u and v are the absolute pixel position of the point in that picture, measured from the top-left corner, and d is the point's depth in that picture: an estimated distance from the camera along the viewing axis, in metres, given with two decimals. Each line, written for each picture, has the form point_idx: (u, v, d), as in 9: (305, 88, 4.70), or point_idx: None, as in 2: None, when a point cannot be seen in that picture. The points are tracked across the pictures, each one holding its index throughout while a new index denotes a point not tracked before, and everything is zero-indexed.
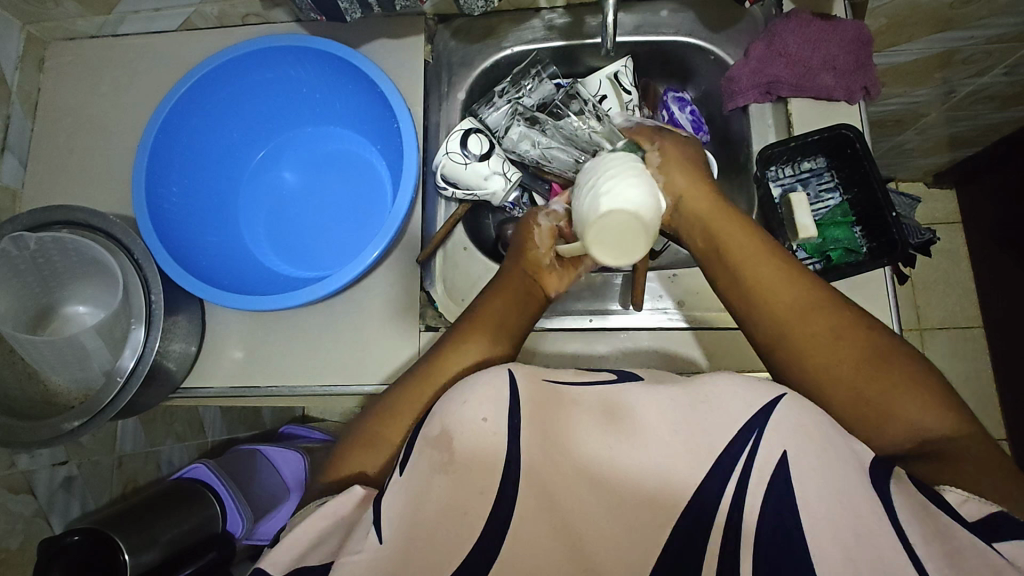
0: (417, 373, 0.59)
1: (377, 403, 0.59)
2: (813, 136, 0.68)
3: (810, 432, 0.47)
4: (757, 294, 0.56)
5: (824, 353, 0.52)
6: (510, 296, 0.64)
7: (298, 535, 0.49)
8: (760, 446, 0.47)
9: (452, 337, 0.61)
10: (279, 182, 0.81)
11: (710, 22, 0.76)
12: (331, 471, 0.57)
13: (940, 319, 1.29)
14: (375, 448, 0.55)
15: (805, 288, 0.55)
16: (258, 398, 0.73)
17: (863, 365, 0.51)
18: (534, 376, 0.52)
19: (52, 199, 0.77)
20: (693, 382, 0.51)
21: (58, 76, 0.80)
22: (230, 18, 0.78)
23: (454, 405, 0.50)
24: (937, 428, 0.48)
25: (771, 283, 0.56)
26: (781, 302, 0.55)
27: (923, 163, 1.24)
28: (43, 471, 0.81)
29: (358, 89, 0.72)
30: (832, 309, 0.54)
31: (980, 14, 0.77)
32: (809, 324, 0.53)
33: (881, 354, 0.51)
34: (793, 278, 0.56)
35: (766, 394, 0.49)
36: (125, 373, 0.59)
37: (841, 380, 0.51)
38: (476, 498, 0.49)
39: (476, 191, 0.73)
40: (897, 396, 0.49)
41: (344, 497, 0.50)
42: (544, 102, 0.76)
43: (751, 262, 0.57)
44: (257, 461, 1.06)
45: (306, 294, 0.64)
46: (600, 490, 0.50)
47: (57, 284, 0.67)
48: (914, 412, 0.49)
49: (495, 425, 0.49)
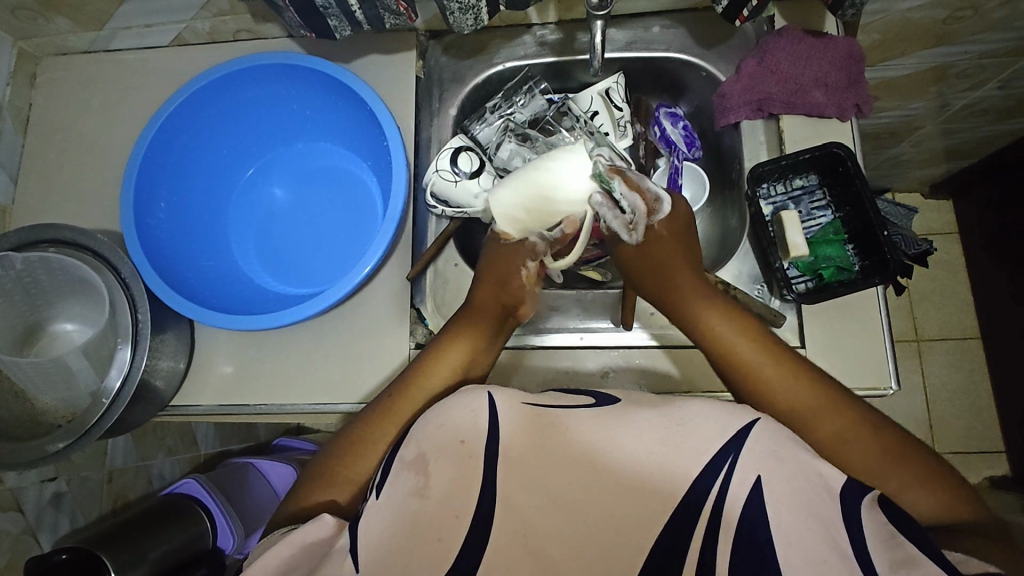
0: (377, 410, 0.58)
1: (342, 436, 0.58)
2: (804, 155, 0.68)
3: (782, 455, 0.47)
4: (765, 393, 0.55)
5: (817, 416, 0.52)
6: (469, 335, 0.62)
7: (273, 549, 0.49)
8: (736, 466, 0.47)
9: (421, 359, 0.61)
10: (269, 199, 0.81)
11: (703, 39, 0.76)
12: (302, 497, 0.55)
13: (938, 330, 1.28)
14: (343, 478, 0.55)
15: (782, 368, 0.55)
16: (246, 416, 0.73)
17: (871, 450, 0.51)
18: (514, 400, 0.52)
19: (40, 216, 0.77)
20: (665, 408, 0.51)
21: (50, 90, 0.80)
22: (221, 34, 0.78)
23: (431, 426, 0.51)
24: (941, 509, 0.49)
25: (764, 370, 0.55)
26: (785, 405, 0.54)
27: (918, 174, 1.24)
28: (31, 487, 0.82)
29: (348, 106, 0.72)
30: (843, 410, 0.52)
31: (975, 28, 0.77)
32: (821, 423, 0.52)
33: (889, 444, 0.51)
34: (787, 371, 0.55)
35: (740, 419, 0.49)
36: (111, 394, 0.59)
37: (861, 469, 0.50)
38: (452, 523, 0.48)
39: (467, 209, 0.72)
40: (911, 479, 0.49)
41: (315, 524, 0.50)
42: (535, 118, 0.75)
43: (731, 347, 0.57)
44: (249, 473, 1.05)
45: (288, 316, 0.63)
46: (576, 511, 0.48)
47: (44, 302, 0.67)
48: (926, 498, 0.49)
49: (472, 447, 0.50)
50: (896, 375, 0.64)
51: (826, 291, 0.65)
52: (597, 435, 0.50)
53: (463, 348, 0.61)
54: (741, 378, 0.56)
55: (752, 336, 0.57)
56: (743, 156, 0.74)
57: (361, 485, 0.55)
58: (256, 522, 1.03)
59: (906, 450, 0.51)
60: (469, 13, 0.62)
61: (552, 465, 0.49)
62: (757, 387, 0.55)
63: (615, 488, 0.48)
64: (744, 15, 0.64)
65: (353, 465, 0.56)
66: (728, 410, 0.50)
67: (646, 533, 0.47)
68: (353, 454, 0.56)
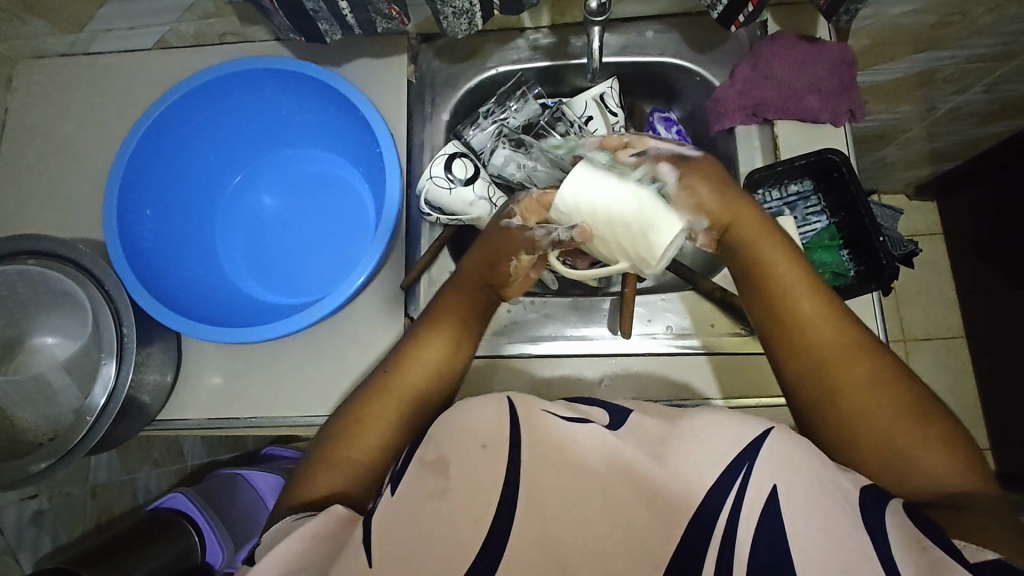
0: (374, 386, 0.58)
1: (335, 418, 0.58)
2: (800, 161, 0.68)
3: (800, 468, 0.46)
4: (801, 329, 0.54)
5: (854, 362, 0.52)
6: (461, 312, 0.61)
7: (282, 545, 0.47)
8: (748, 482, 0.47)
9: (412, 334, 0.60)
10: (258, 207, 0.79)
11: (696, 44, 0.75)
12: (301, 491, 0.53)
13: (924, 330, 1.30)
14: (337, 468, 0.54)
15: (829, 309, 0.54)
16: (235, 429, 0.71)
17: (906, 412, 0.50)
18: (533, 407, 0.51)
19: (17, 225, 0.74)
20: (673, 421, 0.51)
21: (26, 95, 0.77)
22: (207, 36, 0.76)
23: (449, 428, 0.50)
24: (962, 486, 0.47)
25: (807, 305, 0.55)
26: (825, 340, 0.53)
27: (904, 176, 1.25)
28: (12, 505, 0.90)
29: (340, 111, 0.71)
30: (875, 356, 0.52)
31: (961, 34, 0.78)
32: (854, 369, 0.52)
33: (918, 412, 0.50)
34: (831, 307, 0.54)
35: (755, 427, 0.49)
36: (96, 411, 0.57)
37: (882, 428, 0.50)
38: (460, 539, 0.47)
39: (461, 216, 0.71)
40: (930, 453, 0.48)
41: (324, 514, 0.49)
42: (530, 123, 0.75)
43: (779, 284, 0.56)
44: (237, 484, 0.98)
45: (282, 327, 0.62)
46: (587, 520, 0.48)
47: (23, 315, 0.65)
48: (937, 466, 0.48)
49: (492, 453, 0.49)
50: None
51: None
52: (602, 445, 0.49)
53: (448, 330, 0.60)
54: (778, 306, 0.55)
55: (802, 278, 0.56)
56: (737, 161, 0.74)
57: (367, 475, 0.54)
58: (246, 535, 0.98)
59: (939, 421, 0.50)
60: (463, 18, 0.61)
61: (567, 476, 0.49)
62: (794, 323, 0.54)
63: (625, 504, 0.48)
64: (739, 22, 0.64)
65: (347, 452, 0.54)
66: (741, 418, 0.50)
67: (658, 549, 0.47)
68: (351, 439, 0.55)
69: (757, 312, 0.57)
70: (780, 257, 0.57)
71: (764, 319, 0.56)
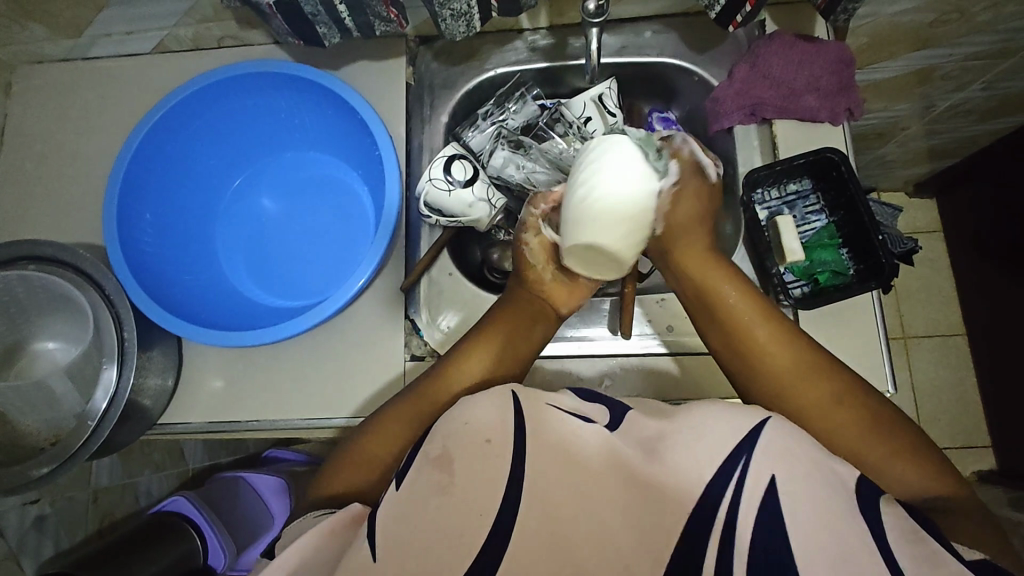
0: (416, 390, 0.58)
1: (368, 418, 0.59)
2: (799, 160, 0.68)
3: (799, 463, 0.46)
4: (756, 356, 0.56)
5: (808, 383, 0.54)
6: (510, 323, 0.63)
7: (293, 545, 0.48)
8: (749, 470, 0.47)
9: (462, 344, 0.62)
10: (257, 210, 0.79)
11: (694, 44, 0.76)
12: (327, 485, 0.56)
13: (925, 328, 1.30)
14: (367, 466, 0.55)
15: (779, 334, 0.57)
16: (236, 432, 0.71)
17: (869, 426, 0.51)
18: (537, 401, 0.51)
19: (17, 231, 0.74)
20: (674, 415, 0.51)
21: (25, 100, 0.77)
22: (205, 40, 0.76)
23: (456, 422, 0.50)
24: (931, 490, 0.50)
25: (761, 332, 0.57)
26: (776, 366, 0.55)
27: (903, 174, 1.25)
28: (13, 511, 0.84)
29: (338, 114, 0.71)
30: (828, 373, 0.54)
31: (959, 31, 0.78)
32: (806, 393, 0.54)
33: (877, 420, 0.52)
34: (781, 332, 0.57)
35: (753, 418, 0.49)
36: (97, 416, 0.57)
37: (847, 444, 0.51)
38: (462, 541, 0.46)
39: (460, 217, 0.71)
40: (896, 460, 0.50)
41: (338, 513, 0.50)
42: (528, 124, 0.76)
43: (737, 312, 0.59)
44: (240, 487, 1.01)
45: (282, 329, 0.62)
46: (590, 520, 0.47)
47: (24, 320, 0.65)
48: (904, 472, 0.50)
49: (500, 446, 0.48)
50: (893, 378, 0.64)
51: (822, 296, 0.65)
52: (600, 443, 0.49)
53: (496, 342, 0.61)
54: (733, 334, 0.58)
55: (758, 304, 0.59)
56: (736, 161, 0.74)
57: (382, 475, 0.56)
58: (250, 537, 1.00)
59: (902, 428, 0.52)
60: (461, 20, 0.61)
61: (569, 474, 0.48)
62: (747, 351, 0.57)
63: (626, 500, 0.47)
64: (738, 21, 0.64)
65: (377, 448, 0.56)
66: (743, 411, 0.49)
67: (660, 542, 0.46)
68: (380, 436, 0.56)
69: (718, 341, 0.59)
70: (737, 285, 0.60)
71: (724, 345, 0.59)
